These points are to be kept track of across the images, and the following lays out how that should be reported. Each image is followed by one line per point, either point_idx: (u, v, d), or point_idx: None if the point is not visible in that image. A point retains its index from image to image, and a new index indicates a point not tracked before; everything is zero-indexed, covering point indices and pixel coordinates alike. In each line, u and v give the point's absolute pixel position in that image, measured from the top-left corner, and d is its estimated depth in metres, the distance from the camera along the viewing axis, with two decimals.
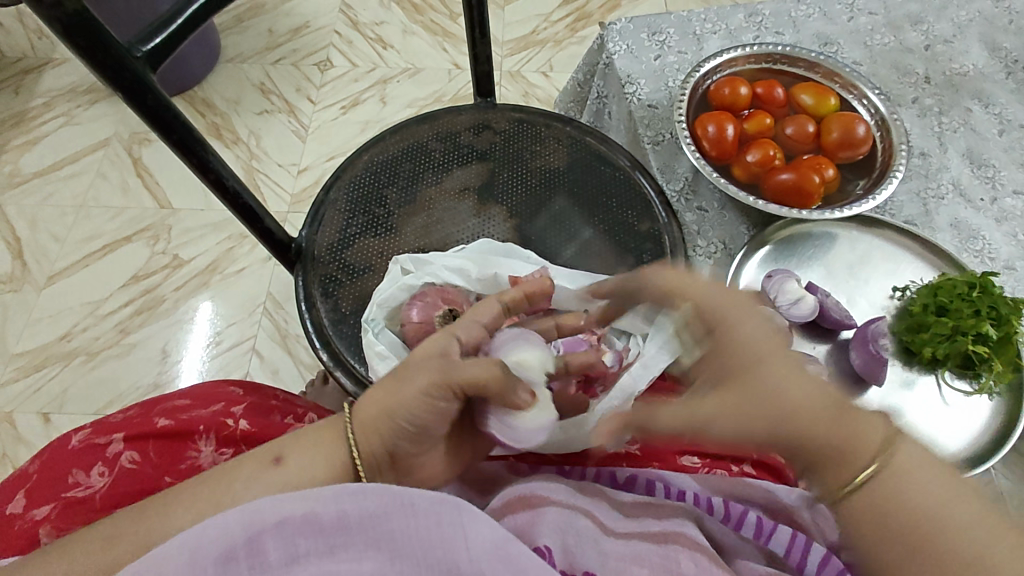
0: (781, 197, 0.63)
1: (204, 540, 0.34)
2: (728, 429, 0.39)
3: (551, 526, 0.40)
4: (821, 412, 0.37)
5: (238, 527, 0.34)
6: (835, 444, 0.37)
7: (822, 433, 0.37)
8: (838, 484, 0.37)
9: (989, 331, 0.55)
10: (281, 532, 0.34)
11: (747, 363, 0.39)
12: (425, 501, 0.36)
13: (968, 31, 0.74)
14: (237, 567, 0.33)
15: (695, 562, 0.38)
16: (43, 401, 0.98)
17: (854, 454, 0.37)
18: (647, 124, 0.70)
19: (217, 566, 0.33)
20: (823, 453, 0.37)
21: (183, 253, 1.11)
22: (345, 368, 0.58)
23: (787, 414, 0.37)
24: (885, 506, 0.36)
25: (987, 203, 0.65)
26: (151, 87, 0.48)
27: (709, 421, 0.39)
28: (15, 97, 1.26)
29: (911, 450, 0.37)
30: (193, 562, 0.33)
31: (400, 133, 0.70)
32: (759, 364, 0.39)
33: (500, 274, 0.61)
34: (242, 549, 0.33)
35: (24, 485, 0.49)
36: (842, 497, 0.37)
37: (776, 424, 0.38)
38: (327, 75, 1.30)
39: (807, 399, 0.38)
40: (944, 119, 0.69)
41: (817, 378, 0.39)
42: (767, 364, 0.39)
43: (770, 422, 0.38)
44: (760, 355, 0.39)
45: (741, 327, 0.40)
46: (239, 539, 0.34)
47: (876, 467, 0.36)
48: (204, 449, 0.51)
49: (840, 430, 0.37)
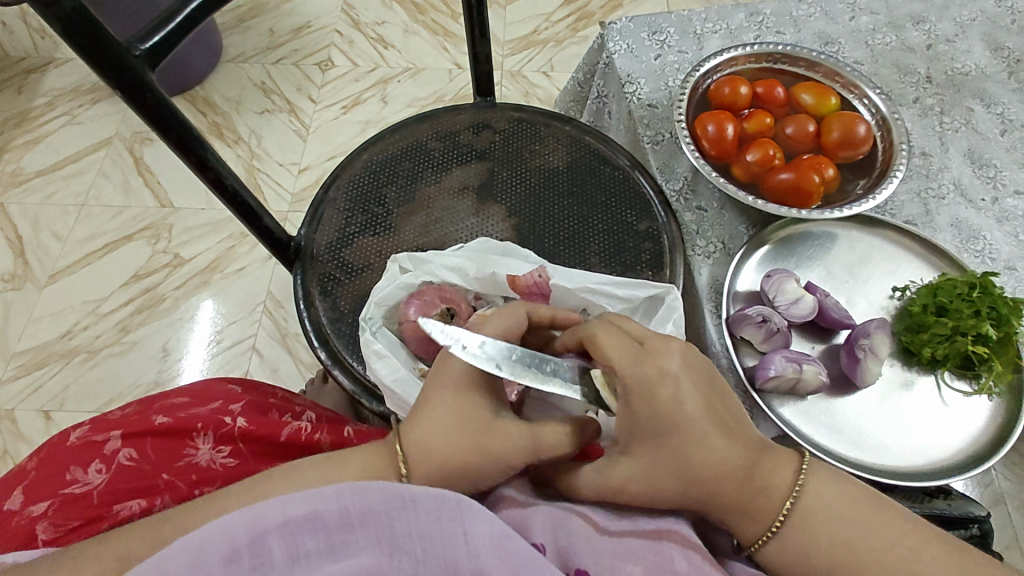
0: (781, 197, 0.63)
1: (206, 540, 0.34)
2: (663, 500, 0.41)
3: (543, 526, 0.40)
4: (740, 473, 0.40)
5: (243, 529, 0.34)
6: (751, 502, 0.40)
7: (739, 496, 0.40)
8: (754, 536, 0.41)
9: (990, 331, 0.55)
10: (285, 530, 0.34)
11: (663, 430, 0.41)
12: (426, 497, 0.35)
13: (970, 30, 0.74)
14: (240, 567, 0.33)
15: (688, 561, 0.38)
16: (44, 399, 0.98)
17: (769, 504, 0.40)
18: (647, 123, 0.70)
19: (221, 566, 0.33)
20: (736, 505, 0.40)
21: (184, 252, 1.11)
22: (343, 367, 0.58)
23: (702, 476, 0.40)
24: (801, 549, 0.40)
25: (988, 204, 0.65)
26: (151, 86, 0.48)
27: (626, 491, 0.41)
28: (18, 97, 1.27)
29: (819, 494, 0.40)
30: (197, 561, 0.33)
31: (399, 133, 0.70)
32: (675, 433, 0.40)
33: (498, 274, 0.60)
34: (246, 550, 0.34)
35: (23, 482, 0.49)
36: (759, 548, 0.41)
37: (692, 486, 0.40)
38: (329, 75, 1.30)
39: (718, 463, 0.40)
40: (945, 119, 0.69)
41: (729, 437, 0.41)
42: (690, 433, 0.40)
43: (687, 484, 0.40)
44: (677, 423, 0.40)
45: (661, 393, 0.41)
46: (243, 540, 0.34)
47: (787, 510, 0.40)
48: (202, 447, 0.51)
49: (752, 483, 0.40)
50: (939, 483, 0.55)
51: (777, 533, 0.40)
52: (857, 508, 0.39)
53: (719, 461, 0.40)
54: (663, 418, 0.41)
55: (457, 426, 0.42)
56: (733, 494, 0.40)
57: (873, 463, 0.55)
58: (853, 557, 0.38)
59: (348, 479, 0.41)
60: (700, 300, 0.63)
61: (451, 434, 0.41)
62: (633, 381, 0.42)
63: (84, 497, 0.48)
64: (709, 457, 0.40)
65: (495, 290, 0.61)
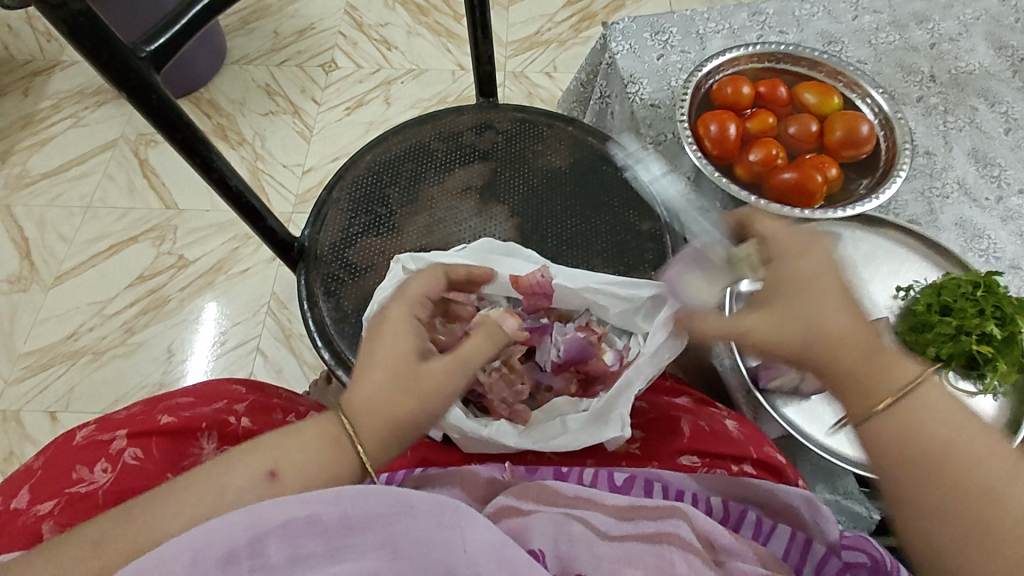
0: (783, 197, 0.63)
1: (203, 541, 0.33)
2: (777, 353, 0.43)
3: (545, 531, 0.42)
4: (865, 346, 0.40)
5: (242, 529, 0.33)
6: (864, 375, 0.40)
7: (854, 361, 0.40)
8: (862, 408, 0.40)
9: (994, 331, 0.54)
10: (286, 532, 0.34)
11: (796, 287, 0.43)
12: (425, 503, 0.36)
13: (973, 29, 0.74)
14: (238, 568, 0.33)
15: (688, 563, 0.40)
16: (50, 400, 0.99)
17: (882, 383, 0.39)
18: (650, 124, 0.70)
19: (218, 567, 0.33)
20: (846, 372, 0.40)
21: (189, 254, 1.12)
22: (346, 367, 0.58)
23: (819, 332, 0.41)
24: (900, 433, 0.38)
25: (993, 203, 0.65)
26: (155, 87, 0.48)
27: (746, 335, 0.44)
28: (24, 99, 1.28)
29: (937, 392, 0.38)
30: (193, 562, 0.32)
31: (402, 133, 0.70)
32: (806, 288, 0.42)
33: (502, 273, 0.60)
34: (245, 551, 0.33)
35: (28, 481, 0.49)
36: (863, 422, 0.40)
37: (806, 339, 0.41)
38: (332, 76, 1.31)
39: (841, 327, 0.41)
40: (949, 118, 0.69)
41: (856, 309, 0.42)
42: (812, 294, 0.42)
43: (802, 336, 0.42)
44: (811, 283, 0.42)
45: (803, 263, 0.44)
46: (241, 542, 0.33)
47: (899, 395, 0.39)
48: (207, 447, 0.52)
49: (873, 359, 0.40)
50: None
51: (885, 411, 0.39)
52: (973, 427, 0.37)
53: (832, 326, 0.41)
54: (837, 295, 0.42)
55: (400, 386, 0.44)
56: (845, 359, 0.40)
57: None
58: (955, 448, 0.36)
59: (304, 456, 0.40)
60: None
61: (393, 393, 0.43)
62: (789, 258, 0.44)
63: (90, 496, 0.48)
64: (842, 320, 0.41)
65: (497, 290, 0.61)
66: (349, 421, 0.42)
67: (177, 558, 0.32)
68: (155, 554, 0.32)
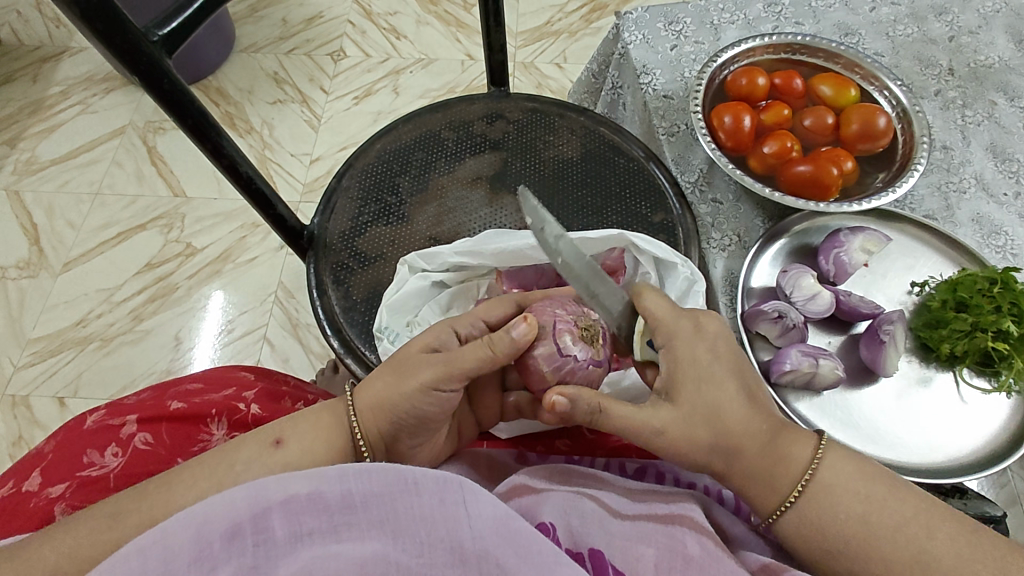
0: (799, 189, 0.62)
1: (206, 517, 0.33)
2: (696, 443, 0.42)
3: (556, 506, 0.42)
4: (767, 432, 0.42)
5: (243, 504, 0.33)
6: (761, 479, 0.42)
7: (762, 463, 0.42)
8: (773, 506, 0.42)
9: (1010, 328, 0.55)
10: (287, 508, 0.33)
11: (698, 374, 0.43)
12: (428, 480, 0.36)
13: (993, 22, 0.73)
14: (242, 543, 0.32)
15: (702, 545, 0.38)
16: (60, 385, 0.99)
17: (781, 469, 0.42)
18: (663, 115, 0.69)
19: (221, 543, 0.32)
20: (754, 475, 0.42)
21: (196, 242, 1.12)
22: (355, 355, 0.58)
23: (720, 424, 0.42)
24: (812, 519, 0.41)
25: (1011, 198, 0.64)
26: (167, 72, 0.48)
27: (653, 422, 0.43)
28: (32, 86, 1.28)
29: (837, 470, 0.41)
30: (196, 538, 0.32)
31: (412, 122, 0.70)
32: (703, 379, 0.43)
33: (497, 249, 0.58)
34: (248, 525, 0.33)
35: (40, 465, 0.49)
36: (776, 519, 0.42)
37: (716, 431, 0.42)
38: (340, 65, 1.30)
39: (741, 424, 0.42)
40: (967, 112, 0.68)
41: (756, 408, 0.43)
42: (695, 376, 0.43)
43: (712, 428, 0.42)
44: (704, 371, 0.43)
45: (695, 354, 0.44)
46: (244, 518, 0.33)
47: (804, 483, 0.41)
48: (216, 433, 0.52)
49: (767, 460, 0.42)
50: (955, 482, 0.54)
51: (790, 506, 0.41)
52: (880, 483, 0.40)
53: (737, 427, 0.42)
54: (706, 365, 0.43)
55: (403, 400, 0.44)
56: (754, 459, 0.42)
57: (888, 458, 0.55)
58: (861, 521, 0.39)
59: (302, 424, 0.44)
60: (715, 293, 0.63)
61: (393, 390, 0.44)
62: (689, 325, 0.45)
63: (100, 480, 0.48)
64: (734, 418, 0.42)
65: (511, 260, 0.58)
66: (353, 411, 0.45)
67: (179, 534, 0.32)
68: (157, 529, 0.33)
